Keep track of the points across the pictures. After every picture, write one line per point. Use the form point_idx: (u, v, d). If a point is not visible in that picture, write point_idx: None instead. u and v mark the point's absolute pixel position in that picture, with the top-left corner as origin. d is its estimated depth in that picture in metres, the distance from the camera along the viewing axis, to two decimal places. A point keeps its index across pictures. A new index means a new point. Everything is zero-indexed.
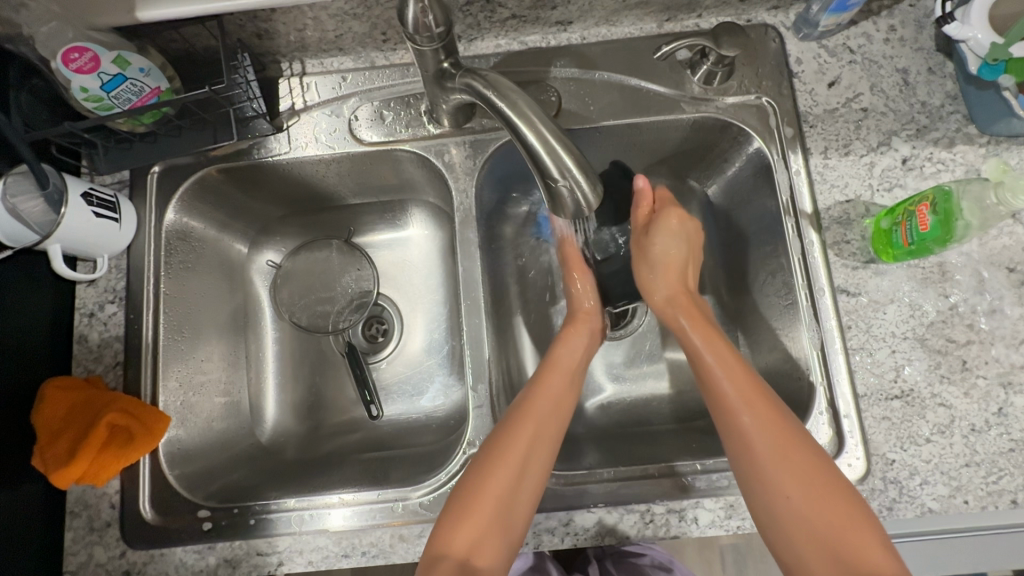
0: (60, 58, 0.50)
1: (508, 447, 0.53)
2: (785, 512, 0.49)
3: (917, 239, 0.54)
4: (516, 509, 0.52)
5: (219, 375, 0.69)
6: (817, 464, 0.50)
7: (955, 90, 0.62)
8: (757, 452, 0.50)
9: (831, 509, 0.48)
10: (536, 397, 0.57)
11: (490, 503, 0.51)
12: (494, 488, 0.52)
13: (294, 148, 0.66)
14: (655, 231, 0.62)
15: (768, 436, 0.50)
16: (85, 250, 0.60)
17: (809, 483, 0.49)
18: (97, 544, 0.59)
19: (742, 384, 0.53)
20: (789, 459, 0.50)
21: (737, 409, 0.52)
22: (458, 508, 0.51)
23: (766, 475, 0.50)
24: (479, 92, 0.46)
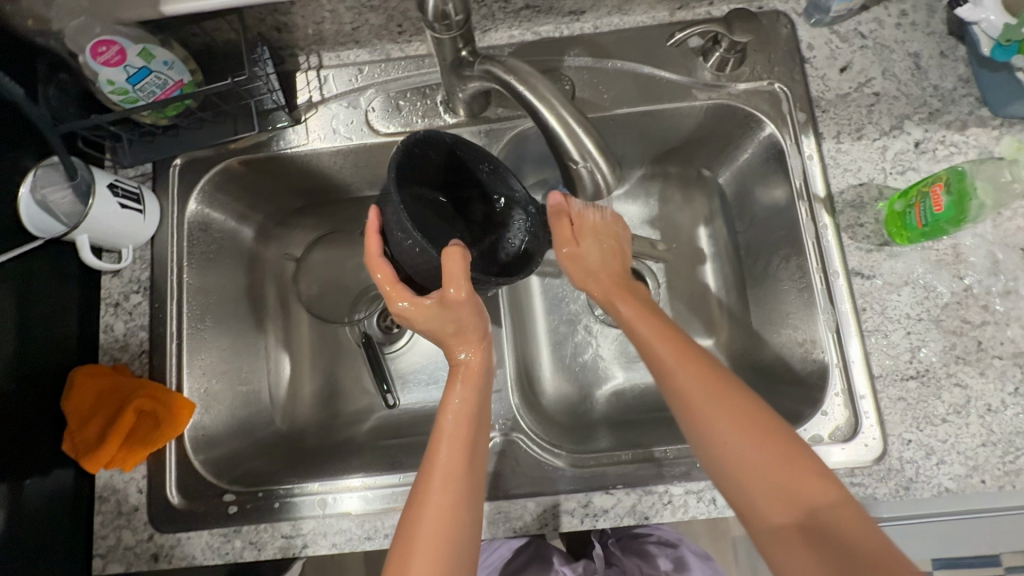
0: (89, 51, 0.51)
1: (451, 450, 0.50)
2: (739, 471, 0.46)
3: (931, 220, 0.55)
4: (469, 511, 0.48)
5: (239, 364, 0.70)
6: (751, 414, 0.47)
7: (967, 73, 0.62)
8: (699, 412, 0.48)
9: (780, 456, 0.45)
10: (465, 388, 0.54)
11: (438, 517, 0.47)
12: (439, 496, 0.48)
13: (312, 140, 0.67)
14: (580, 243, 0.59)
15: (701, 389, 0.49)
16: (112, 241, 0.62)
17: (758, 439, 0.46)
18: (125, 528, 0.60)
19: (668, 340, 0.52)
20: (719, 398, 0.48)
21: (670, 369, 0.51)
22: (405, 534, 0.47)
23: (712, 438, 0.48)
24: (499, 78, 0.47)
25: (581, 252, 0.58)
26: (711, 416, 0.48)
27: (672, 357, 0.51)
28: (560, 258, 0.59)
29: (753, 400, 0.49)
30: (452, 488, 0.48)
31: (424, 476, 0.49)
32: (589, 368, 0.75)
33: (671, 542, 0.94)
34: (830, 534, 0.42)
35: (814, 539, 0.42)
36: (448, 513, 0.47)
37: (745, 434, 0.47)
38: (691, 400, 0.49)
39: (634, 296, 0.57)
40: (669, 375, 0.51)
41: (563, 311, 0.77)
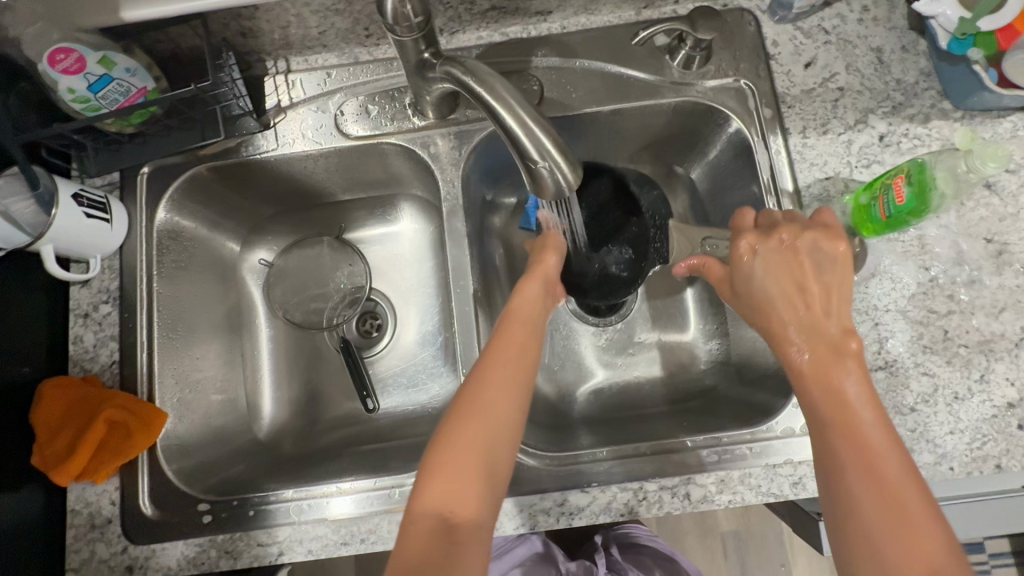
0: (47, 60, 0.50)
1: (489, 392, 0.50)
2: (865, 536, 0.40)
3: (894, 212, 0.55)
4: (499, 455, 0.48)
5: (214, 373, 0.70)
6: (911, 493, 0.40)
7: (928, 67, 0.63)
8: (847, 473, 0.41)
9: (908, 531, 0.39)
10: (511, 340, 0.54)
11: (469, 453, 0.47)
12: (472, 434, 0.48)
13: (281, 145, 0.67)
14: (739, 280, 0.52)
15: (857, 452, 0.42)
16: (79, 251, 0.61)
17: (892, 511, 0.39)
18: (98, 541, 0.59)
19: (827, 357, 0.45)
20: (899, 511, 0.39)
21: (832, 424, 0.43)
22: (432, 462, 0.47)
23: (841, 493, 0.41)
24: (459, 79, 0.47)
25: (742, 289, 0.52)
26: (863, 513, 0.40)
27: (831, 410, 0.44)
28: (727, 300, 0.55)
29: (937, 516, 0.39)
30: (484, 428, 0.48)
31: (458, 412, 0.49)
32: (567, 368, 0.75)
33: (668, 556, 0.97)
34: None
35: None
36: (477, 452, 0.47)
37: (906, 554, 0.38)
38: (851, 455, 0.42)
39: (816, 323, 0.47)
40: (830, 430, 0.43)
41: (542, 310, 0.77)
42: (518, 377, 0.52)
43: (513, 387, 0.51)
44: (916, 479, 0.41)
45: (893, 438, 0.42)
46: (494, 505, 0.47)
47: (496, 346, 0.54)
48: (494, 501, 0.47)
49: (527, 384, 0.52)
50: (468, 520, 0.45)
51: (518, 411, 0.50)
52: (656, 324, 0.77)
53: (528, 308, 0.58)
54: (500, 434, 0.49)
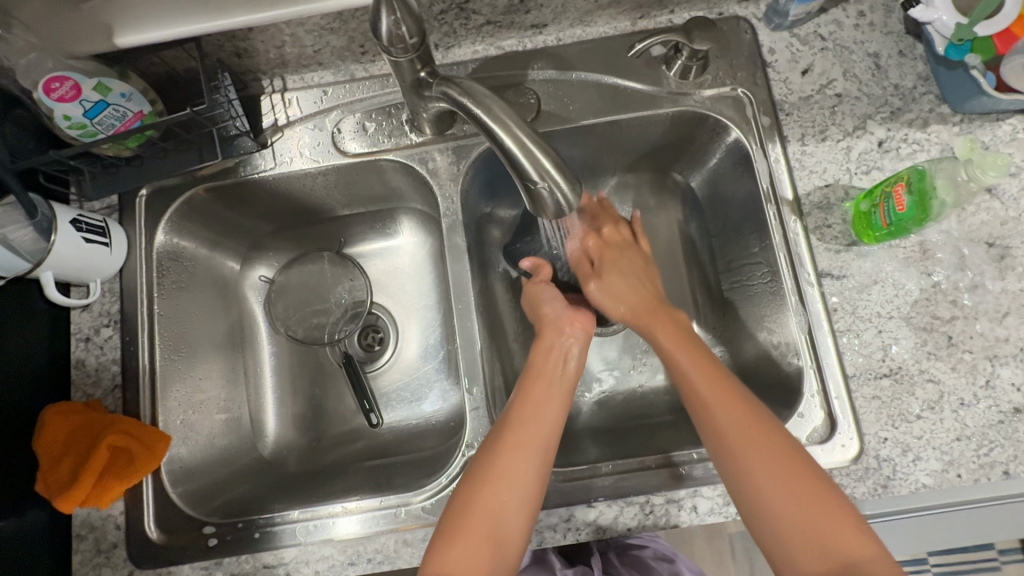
0: (42, 88, 0.50)
1: (504, 460, 0.53)
2: (770, 517, 0.48)
3: (895, 220, 0.55)
4: (509, 521, 0.52)
5: (216, 392, 0.70)
6: (795, 457, 0.49)
7: (926, 71, 0.63)
8: (746, 463, 0.50)
9: (803, 491, 0.48)
10: (528, 402, 0.58)
11: (482, 522, 0.51)
12: (484, 504, 0.52)
13: (279, 164, 0.66)
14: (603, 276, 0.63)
15: (746, 442, 0.50)
16: (78, 276, 0.61)
17: (791, 482, 0.48)
18: (104, 566, 0.59)
19: (693, 355, 0.56)
20: (769, 451, 0.50)
21: (725, 430, 0.51)
22: (448, 528, 0.52)
23: (752, 482, 0.49)
24: (455, 100, 0.47)
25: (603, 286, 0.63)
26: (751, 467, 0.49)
27: (708, 389, 0.53)
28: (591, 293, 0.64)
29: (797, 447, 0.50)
30: (499, 495, 0.52)
31: (475, 479, 0.53)
32: None
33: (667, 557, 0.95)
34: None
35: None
36: (489, 518, 0.52)
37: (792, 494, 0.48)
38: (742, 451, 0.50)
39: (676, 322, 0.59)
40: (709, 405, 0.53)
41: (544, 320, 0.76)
42: (540, 445, 0.55)
43: (533, 456, 0.54)
44: (789, 442, 0.50)
45: (760, 416, 0.52)
46: (504, 570, 0.51)
47: (518, 411, 0.57)
48: (505, 566, 0.51)
49: (544, 447, 0.55)
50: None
51: (536, 473, 0.54)
52: None
53: (549, 364, 0.61)
54: (517, 502, 0.52)
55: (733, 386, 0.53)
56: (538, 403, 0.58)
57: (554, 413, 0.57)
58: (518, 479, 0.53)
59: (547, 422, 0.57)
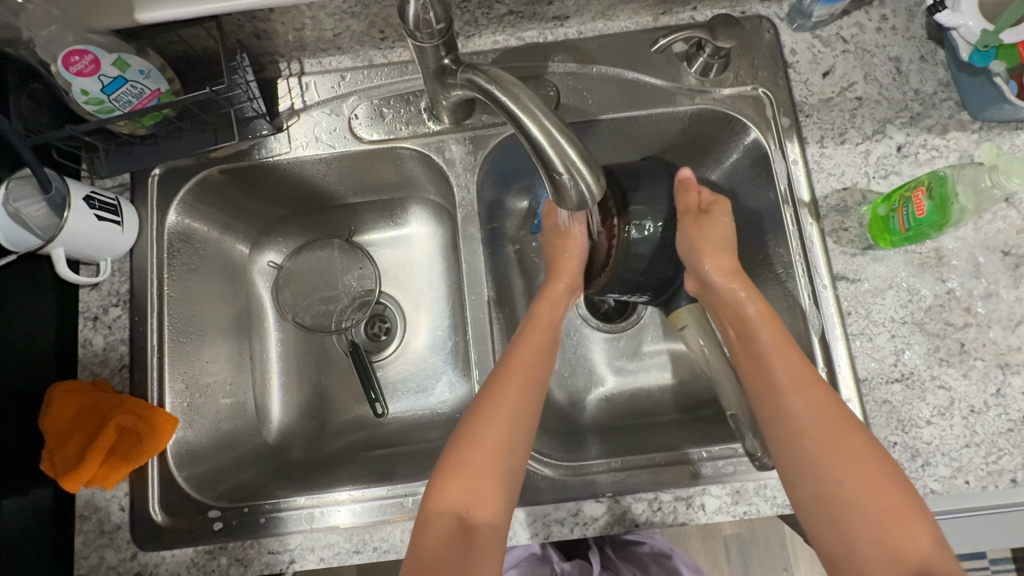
0: (60, 61, 0.50)
1: (507, 397, 0.54)
2: (832, 497, 0.50)
3: (914, 225, 0.55)
4: (513, 460, 0.53)
5: (224, 376, 0.69)
6: (875, 456, 0.50)
7: (946, 77, 0.63)
8: (817, 444, 0.51)
9: (866, 468, 0.49)
10: (525, 350, 0.58)
11: (487, 451, 0.52)
12: (489, 441, 0.52)
13: (295, 148, 0.66)
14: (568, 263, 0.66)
15: (817, 424, 0.51)
16: (90, 254, 0.60)
17: (861, 466, 0.50)
18: (107, 547, 0.59)
19: (776, 342, 0.55)
20: (839, 436, 0.51)
21: (804, 421, 0.52)
22: (453, 461, 0.52)
23: (811, 464, 0.51)
24: (482, 87, 0.46)
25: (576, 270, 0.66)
26: (817, 448, 0.51)
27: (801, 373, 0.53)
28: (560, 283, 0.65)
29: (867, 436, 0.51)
30: (504, 435, 0.53)
31: (475, 415, 0.54)
32: (578, 374, 0.75)
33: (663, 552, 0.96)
34: None
35: (879, 544, 0.47)
36: (496, 451, 0.52)
37: (858, 473, 0.49)
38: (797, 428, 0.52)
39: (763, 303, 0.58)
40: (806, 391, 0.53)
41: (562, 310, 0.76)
42: (540, 383, 0.57)
43: (534, 393, 0.56)
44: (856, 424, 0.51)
45: (839, 410, 0.52)
46: (506, 506, 0.52)
47: (518, 349, 0.58)
48: (509, 498, 0.52)
49: (541, 389, 0.57)
50: (483, 522, 0.51)
51: (534, 414, 0.55)
52: (666, 331, 0.76)
53: (547, 311, 0.63)
54: (520, 438, 0.54)
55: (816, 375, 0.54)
56: (538, 344, 0.59)
57: (546, 361, 0.59)
58: (520, 413, 0.54)
59: (546, 362, 0.59)
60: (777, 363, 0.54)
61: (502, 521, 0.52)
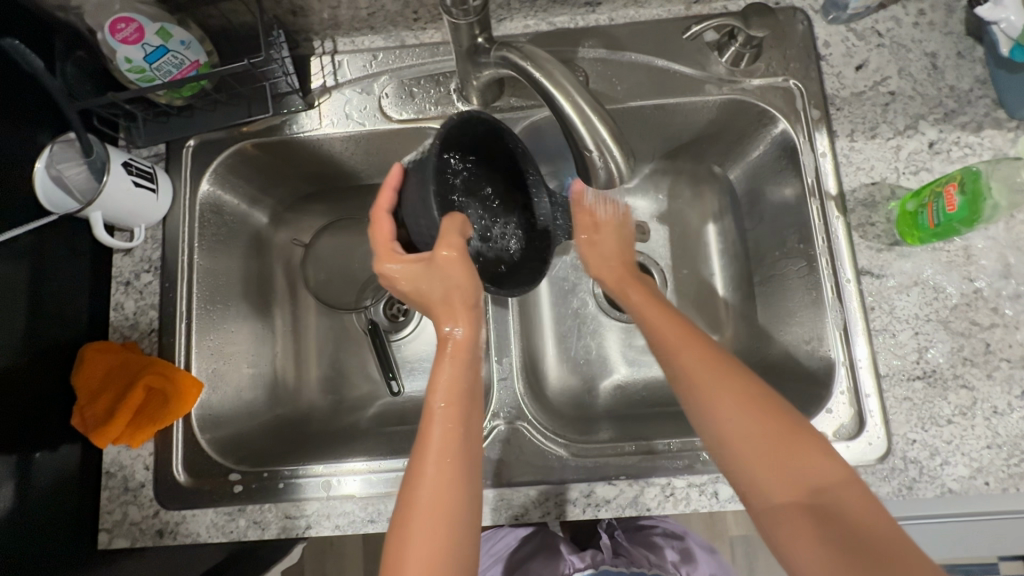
0: (109, 29, 0.52)
1: (425, 488, 0.47)
2: (747, 466, 0.46)
3: (944, 220, 0.55)
4: (459, 548, 0.46)
5: (247, 347, 0.71)
6: (768, 405, 0.48)
7: (984, 74, 0.62)
8: (751, 437, 0.47)
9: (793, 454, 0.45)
10: (446, 419, 0.50)
11: (423, 538, 0.45)
12: (420, 547, 0.45)
13: (324, 125, 0.67)
14: (597, 238, 0.67)
15: (713, 383, 0.50)
16: (125, 220, 0.62)
17: (755, 418, 0.47)
18: (131, 504, 0.61)
19: (678, 323, 0.56)
20: (745, 400, 0.48)
21: (690, 381, 0.51)
22: (390, 559, 0.45)
23: (717, 429, 0.48)
24: (516, 64, 0.47)
25: (597, 245, 0.67)
26: (722, 413, 0.48)
27: (676, 337, 0.54)
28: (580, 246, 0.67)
29: (772, 391, 0.49)
30: (433, 531, 0.45)
31: (398, 516, 0.47)
32: (593, 361, 0.75)
33: (677, 534, 0.96)
34: (851, 526, 0.41)
35: (813, 513, 0.43)
36: (431, 536, 0.45)
37: (756, 423, 0.47)
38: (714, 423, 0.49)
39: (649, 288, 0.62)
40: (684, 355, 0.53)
41: (557, 268, 0.79)
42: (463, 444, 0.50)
43: (461, 456, 0.49)
44: (756, 387, 0.49)
45: (740, 375, 0.50)
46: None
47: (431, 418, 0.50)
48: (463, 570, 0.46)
49: (469, 458, 0.50)
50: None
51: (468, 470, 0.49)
52: None
53: (453, 370, 0.53)
54: (458, 513, 0.47)
55: (703, 339, 0.54)
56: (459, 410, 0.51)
57: (469, 420, 0.52)
58: (451, 484, 0.47)
59: (472, 426, 0.52)
60: (682, 348, 0.53)
61: None
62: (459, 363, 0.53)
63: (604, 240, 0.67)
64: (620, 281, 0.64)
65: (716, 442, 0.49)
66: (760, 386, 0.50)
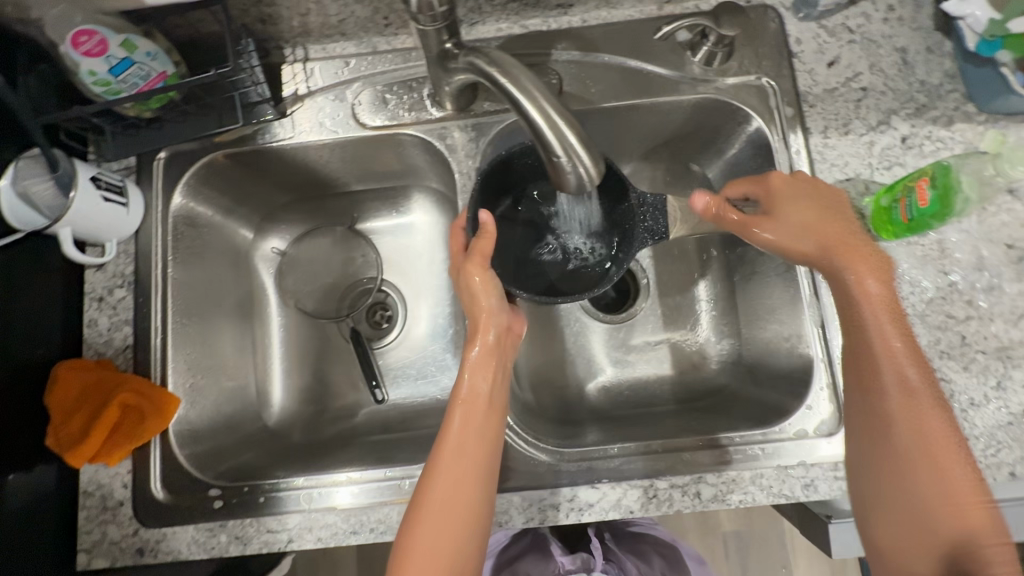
0: (69, 42, 0.51)
1: (447, 491, 0.49)
2: (922, 507, 0.47)
3: (917, 215, 0.55)
4: (467, 547, 0.48)
5: (226, 359, 0.70)
6: (943, 448, 0.47)
7: (954, 68, 0.63)
8: (887, 428, 0.48)
9: (935, 455, 0.47)
10: (466, 424, 0.51)
11: (432, 544, 0.47)
12: (431, 552, 0.47)
13: (298, 134, 0.66)
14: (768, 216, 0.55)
15: (906, 426, 0.48)
16: (95, 235, 0.61)
17: (932, 466, 0.47)
18: (110, 523, 0.60)
19: (874, 312, 0.51)
20: (925, 441, 0.47)
21: (885, 411, 0.49)
22: (399, 557, 0.48)
23: (891, 467, 0.48)
24: (483, 71, 0.47)
25: (777, 221, 0.55)
26: (910, 450, 0.47)
27: (871, 360, 0.50)
28: (761, 229, 0.55)
29: (953, 433, 0.48)
30: (445, 530, 0.48)
31: (418, 513, 0.48)
32: (577, 364, 0.75)
33: (666, 543, 0.97)
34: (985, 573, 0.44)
35: (956, 557, 0.45)
36: (440, 543, 0.47)
37: (923, 461, 0.47)
38: (902, 409, 0.48)
39: (871, 269, 0.52)
40: (880, 373, 0.49)
41: None
42: (481, 458, 0.50)
43: (478, 469, 0.50)
44: (949, 433, 0.47)
45: (925, 411, 0.48)
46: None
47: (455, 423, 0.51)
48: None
49: (489, 465, 0.51)
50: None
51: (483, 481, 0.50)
52: (665, 323, 0.76)
53: (483, 376, 0.53)
54: (467, 525, 0.48)
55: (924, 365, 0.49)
56: (480, 418, 0.52)
57: (492, 425, 0.52)
58: (463, 494, 0.49)
59: (490, 433, 0.52)
60: (874, 326, 0.50)
61: None
62: (487, 369, 0.54)
63: (787, 218, 0.54)
64: (833, 265, 0.53)
65: (887, 473, 0.48)
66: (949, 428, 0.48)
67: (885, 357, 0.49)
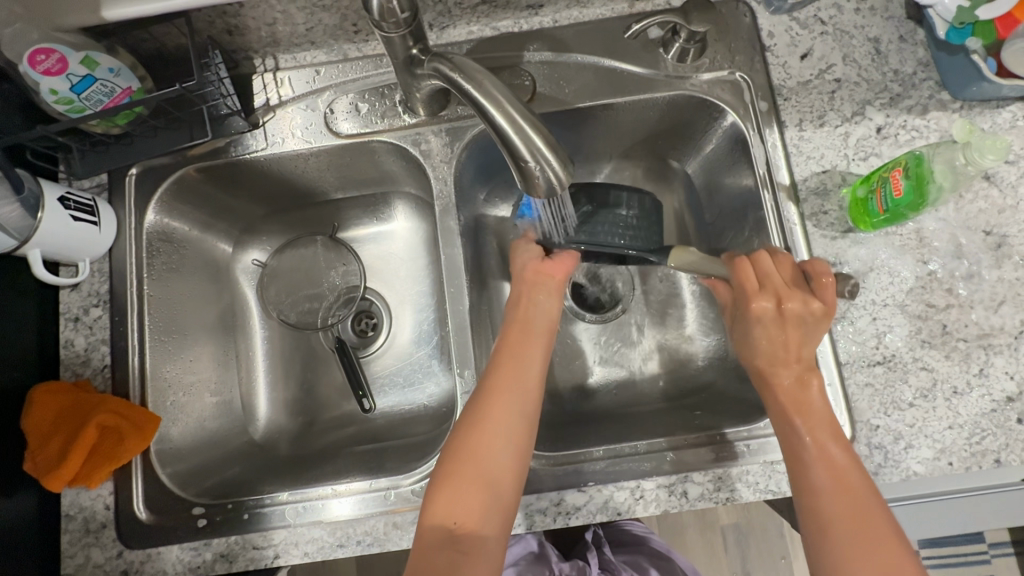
0: (27, 61, 0.50)
1: (489, 405, 0.53)
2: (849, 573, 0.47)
3: (892, 206, 0.55)
4: (501, 468, 0.51)
5: (208, 375, 0.69)
6: (863, 506, 0.49)
7: (926, 57, 0.62)
8: (818, 500, 0.50)
9: (860, 522, 0.48)
10: (509, 355, 0.57)
11: (472, 460, 0.51)
12: (471, 467, 0.51)
13: (271, 145, 0.66)
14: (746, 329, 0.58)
15: (829, 497, 0.50)
16: (67, 255, 0.60)
17: (855, 528, 0.48)
18: (93, 546, 0.59)
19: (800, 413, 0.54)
20: (847, 497, 0.49)
21: (819, 483, 0.50)
22: (442, 474, 0.51)
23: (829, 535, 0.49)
24: (447, 76, 0.46)
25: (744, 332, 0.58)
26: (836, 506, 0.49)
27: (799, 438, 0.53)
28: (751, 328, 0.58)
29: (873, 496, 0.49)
30: (487, 440, 0.52)
31: (463, 425, 0.53)
32: (564, 365, 0.75)
33: (662, 554, 0.97)
34: None
35: None
36: (478, 460, 0.51)
37: (849, 517, 0.49)
38: (829, 493, 0.50)
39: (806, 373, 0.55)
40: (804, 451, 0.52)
41: None
42: (523, 390, 0.55)
43: (519, 397, 0.54)
44: (869, 497, 0.49)
45: (849, 478, 0.50)
46: (501, 511, 0.50)
47: (502, 357, 0.57)
48: (501, 503, 0.50)
49: (528, 395, 0.55)
50: (475, 529, 0.49)
51: (526, 413, 0.54)
52: (651, 321, 0.76)
53: (534, 313, 0.60)
54: (505, 446, 0.52)
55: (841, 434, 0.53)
56: (522, 354, 0.57)
57: (535, 356, 0.58)
58: (505, 418, 0.53)
59: (531, 369, 0.57)
60: (801, 419, 0.53)
61: (498, 527, 0.50)
62: (540, 303, 0.61)
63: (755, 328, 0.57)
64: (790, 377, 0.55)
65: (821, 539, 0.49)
66: (871, 496, 0.49)
67: (819, 448, 0.52)
